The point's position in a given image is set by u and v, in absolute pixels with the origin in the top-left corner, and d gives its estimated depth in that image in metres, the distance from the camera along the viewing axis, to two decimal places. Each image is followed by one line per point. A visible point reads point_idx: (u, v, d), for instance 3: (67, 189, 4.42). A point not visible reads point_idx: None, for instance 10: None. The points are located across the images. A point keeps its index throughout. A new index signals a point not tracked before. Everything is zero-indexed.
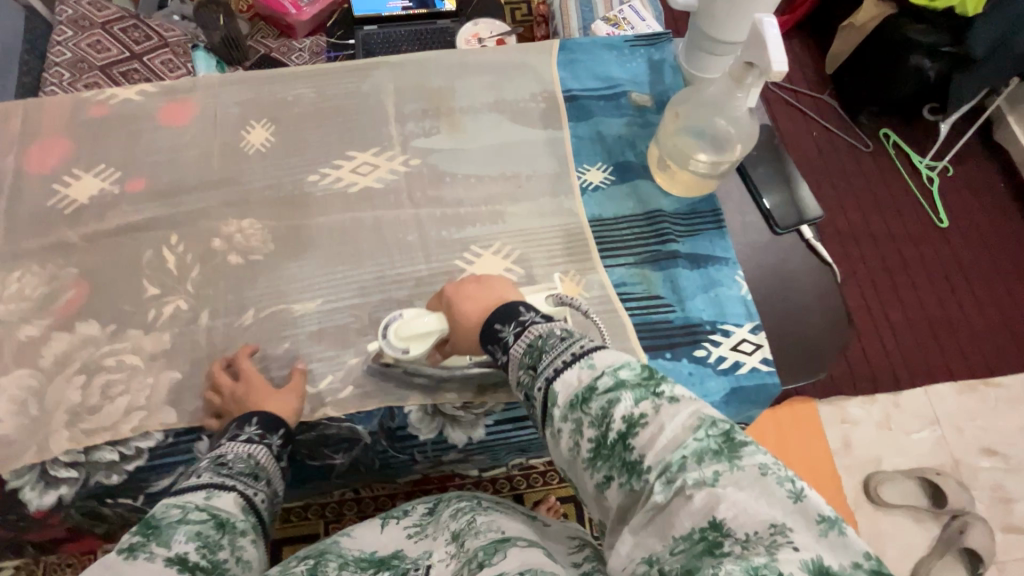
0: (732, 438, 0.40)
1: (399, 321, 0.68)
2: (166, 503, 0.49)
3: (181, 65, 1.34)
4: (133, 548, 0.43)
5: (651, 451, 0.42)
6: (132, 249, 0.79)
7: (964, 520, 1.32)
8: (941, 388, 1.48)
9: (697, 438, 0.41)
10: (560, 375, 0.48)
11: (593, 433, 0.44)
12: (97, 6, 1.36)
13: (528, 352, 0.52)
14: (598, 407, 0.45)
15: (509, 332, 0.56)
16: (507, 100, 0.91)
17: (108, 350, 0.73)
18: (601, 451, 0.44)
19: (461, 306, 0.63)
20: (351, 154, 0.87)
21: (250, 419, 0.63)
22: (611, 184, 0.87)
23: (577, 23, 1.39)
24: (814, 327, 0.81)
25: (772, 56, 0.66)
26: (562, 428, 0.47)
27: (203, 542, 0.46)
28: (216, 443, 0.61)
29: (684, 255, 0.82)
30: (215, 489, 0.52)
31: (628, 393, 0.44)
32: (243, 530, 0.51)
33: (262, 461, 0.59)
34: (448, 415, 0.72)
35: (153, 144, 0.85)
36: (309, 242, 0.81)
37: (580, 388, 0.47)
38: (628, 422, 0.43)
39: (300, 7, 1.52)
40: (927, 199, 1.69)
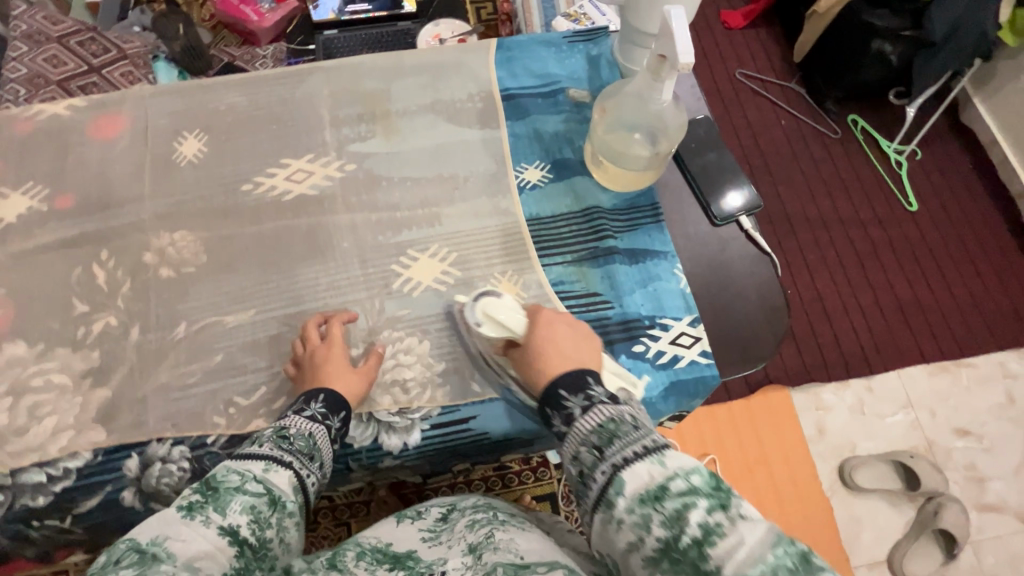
0: (809, 561, 0.42)
1: (492, 297, 0.71)
2: (231, 467, 0.57)
3: (140, 78, 1.32)
4: (192, 508, 0.51)
5: (729, 563, 0.42)
6: (61, 266, 0.78)
7: (938, 502, 1.33)
8: (912, 371, 1.49)
9: (777, 555, 0.42)
10: (629, 465, 0.50)
11: (664, 533, 0.45)
12: (53, 20, 1.34)
13: (596, 433, 0.54)
14: (672, 507, 0.46)
15: (575, 404, 0.58)
16: (443, 101, 0.91)
17: (36, 370, 0.72)
18: (669, 553, 0.45)
19: (542, 341, 0.66)
20: (286, 161, 0.86)
21: (318, 395, 0.66)
22: (549, 182, 0.86)
23: (539, 21, 1.40)
24: (757, 317, 0.81)
25: (677, 46, 0.65)
26: (625, 519, 0.48)
27: (254, 517, 0.53)
28: (287, 410, 0.66)
29: (622, 251, 0.82)
30: (274, 463, 0.59)
31: (704, 500, 0.46)
32: (290, 511, 0.57)
33: (320, 441, 0.64)
34: (383, 422, 0.72)
35: (82, 158, 0.84)
36: (243, 252, 0.80)
37: (651, 484, 0.48)
38: (703, 529, 0.44)
39: (262, 13, 1.50)
40: (894, 181, 1.69)
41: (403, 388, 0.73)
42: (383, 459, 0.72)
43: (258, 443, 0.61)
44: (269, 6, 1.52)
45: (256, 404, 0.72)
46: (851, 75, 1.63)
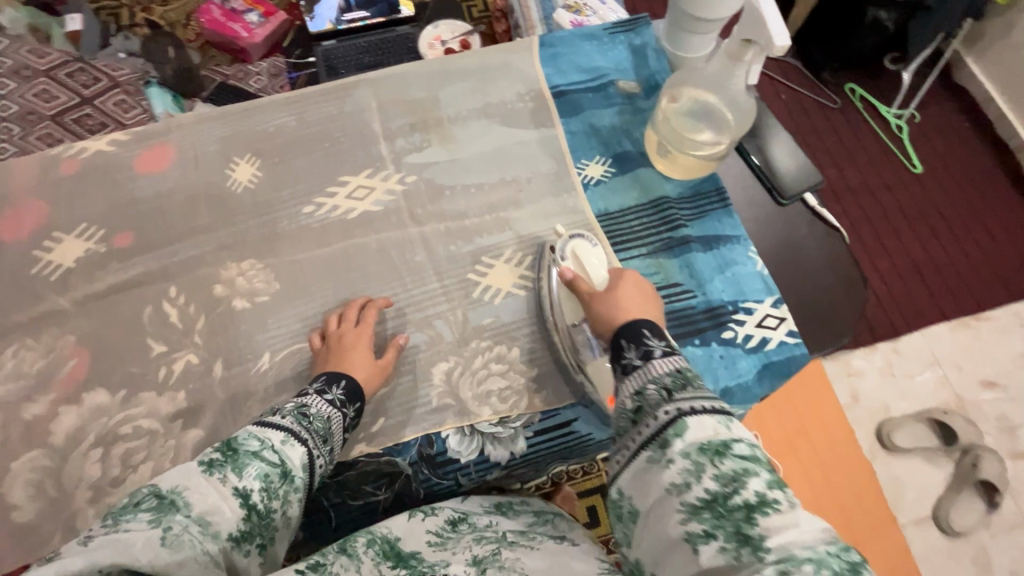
0: (859, 572, 0.39)
1: (585, 241, 0.74)
2: (253, 431, 0.57)
3: (135, 104, 1.28)
4: (212, 465, 0.51)
5: (774, 536, 0.42)
6: (130, 308, 0.75)
7: (975, 455, 1.37)
8: (936, 329, 1.51)
9: (827, 551, 0.41)
10: (697, 415, 0.49)
11: (715, 487, 0.45)
12: (38, 53, 1.27)
13: (671, 377, 0.53)
14: (730, 468, 0.46)
15: (657, 345, 0.57)
16: (494, 103, 0.89)
17: (123, 417, 0.70)
18: (714, 507, 0.45)
19: (624, 290, 0.67)
20: (344, 179, 0.84)
21: (340, 380, 0.66)
22: (613, 176, 0.85)
23: (538, 16, 1.30)
24: (829, 292, 0.81)
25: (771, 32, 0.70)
26: (676, 461, 0.48)
27: (266, 484, 0.53)
28: (308, 388, 0.66)
29: (696, 239, 0.82)
30: (293, 437, 0.58)
31: (766, 473, 0.46)
32: (298, 487, 0.56)
33: (335, 427, 0.63)
34: (487, 434, 0.71)
35: (134, 195, 0.81)
36: (316, 277, 0.78)
37: (714, 438, 0.48)
38: (758, 498, 0.44)
39: (251, 29, 1.48)
40: (896, 145, 1.72)
41: (499, 398, 0.72)
42: (490, 471, 0.71)
43: (279, 413, 0.60)
44: (257, 22, 1.50)
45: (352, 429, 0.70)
46: (848, 42, 1.66)
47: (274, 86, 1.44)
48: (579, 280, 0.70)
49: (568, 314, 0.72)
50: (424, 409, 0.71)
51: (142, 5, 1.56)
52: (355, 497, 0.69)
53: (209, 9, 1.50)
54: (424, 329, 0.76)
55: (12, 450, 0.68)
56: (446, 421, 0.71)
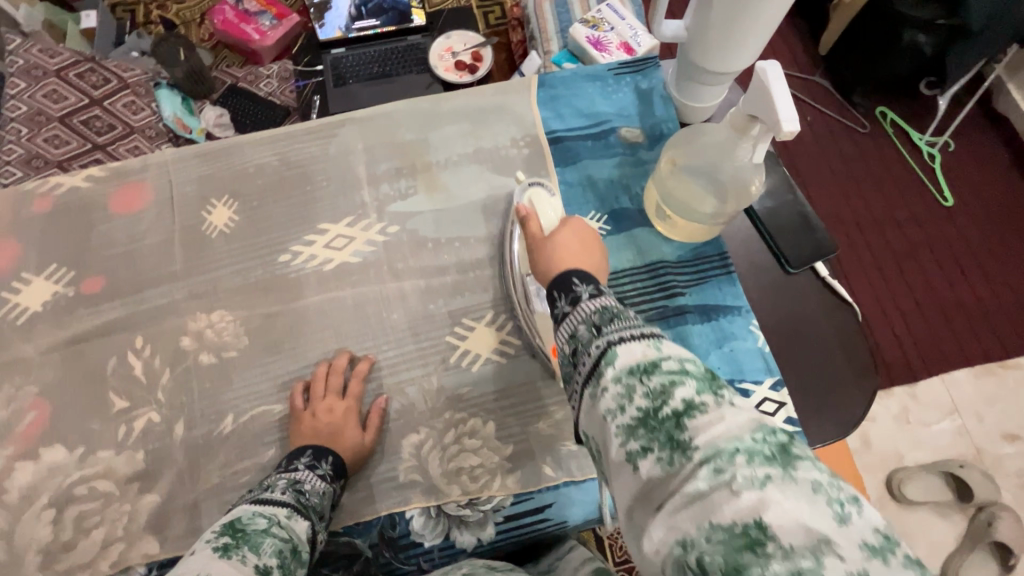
0: (789, 451, 0.35)
1: (542, 192, 0.74)
2: (256, 510, 0.56)
3: (144, 106, 1.22)
4: (227, 549, 0.50)
5: (703, 435, 0.36)
6: (95, 359, 0.72)
7: (991, 512, 1.27)
8: (957, 375, 1.42)
9: (755, 440, 0.36)
10: (624, 342, 0.44)
11: (645, 403, 0.40)
12: (49, 52, 1.18)
13: (597, 314, 0.48)
14: (658, 382, 0.40)
15: (584, 290, 0.51)
16: (486, 148, 0.84)
17: (78, 477, 0.67)
18: (647, 422, 0.39)
19: (563, 238, 0.64)
20: (323, 227, 0.80)
21: (328, 456, 0.65)
22: (607, 234, 0.80)
23: (555, 28, 1.23)
24: (835, 368, 0.75)
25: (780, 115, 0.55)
26: (608, 388, 0.42)
27: (282, 561, 0.51)
28: (297, 461, 0.64)
29: (693, 308, 0.76)
30: (295, 511, 0.58)
31: (695, 380, 0.40)
32: (305, 561, 0.55)
33: (330, 501, 0.63)
34: (453, 517, 0.67)
35: (106, 236, 0.78)
36: (288, 332, 0.75)
37: (643, 359, 0.42)
38: (686, 403, 0.38)
39: (263, 32, 1.45)
40: (927, 175, 1.61)
41: (470, 476, 0.68)
42: (456, 559, 0.66)
43: (274, 489, 0.60)
44: (269, 24, 1.46)
45: None
46: (882, 67, 1.54)
47: (280, 92, 1.40)
48: (530, 219, 0.67)
49: (521, 265, 0.73)
50: (389, 486, 0.68)
51: (158, 3, 1.53)
52: None
53: (222, 9, 1.47)
54: (396, 396, 0.72)
55: None
56: (412, 500, 0.67)
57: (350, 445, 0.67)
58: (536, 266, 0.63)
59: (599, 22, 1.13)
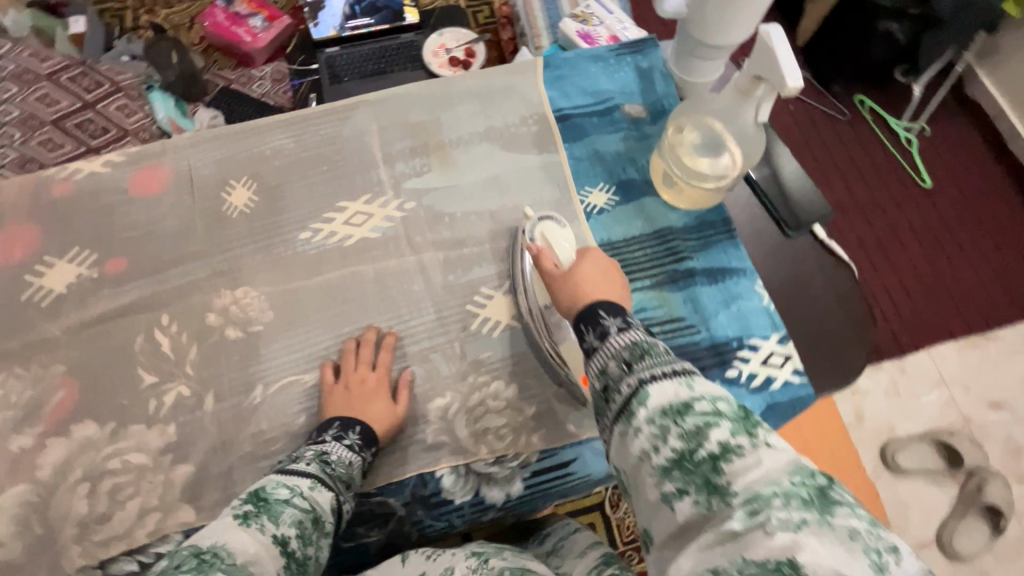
0: (828, 495, 0.37)
1: (553, 224, 0.76)
2: (280, 481, 0.59)
3: (138, 109, 1.21)
4: (247, 517, 0.53)
5: (740, 480, 0.38)
6: (122, 337, 0.74)
7: (981, 478, 1.35)
8: (942, 348, 1.48)
9: (792, 482, 0.37)
10: (657, 381, 0.46)
11: (679, 444, 0.41)
12: (40, 56, 1.18)
13: (628, 350, 0.50)
14: (692, 423, 0.42)
15: (612, 323, 0.54)
16: (497, 127, 0.87)
17: (111, 451, 0.68)
18: (682, 464, 0.41)
19: (586, 270, 0.65)
20: (342, 205, 0.82)
21: (355, 425, 0.66)
22: (616, 205, 0.83)
23: (544, 23, 1.28)
24: (838, 325, 0.79)
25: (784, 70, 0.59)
26: (641, 428, 0.44)
27: (301, 531, 0.54)
28: (325, 433, 0.66)
29: (701, 271, 0.79)
30: (320, 482, 0.60)
31: (730, 422, 0.41)
32: (326, 532, 0.58)
33: (357, 472, 0.64)
34: (482, 474, 0.69)
35: (127, 219, 0.80)
36: (311, 306, 0.77)
37: (676, 399, 0.44)
38: (721, 446, 0.40)
39: (256, 34, 1.47)
40: (905, 159, 1.68)
41: (497, 436, 0.71)
42: (486, 513, 0.69)
43: (302, 460, 0.62)
44: (261, 26, 1.48)
45: None
46: (860, 54, 1.61)
47: (279, 92, 1.41)
48: (543, 255, 0.69)
49: (537, 295, 0.73)
50: (420, 448, 0.70)
51: (146, 7, 1.54)
52: (345, 539, 0.66)
53: (212, 12, 1.49)
54: (421, 363, 0.74)
55: None
56: (442, 460, 0.69)
57: (381, 415, 0.69)
58: (559, 296, 0.65)
59: (588, 16, 1.17)
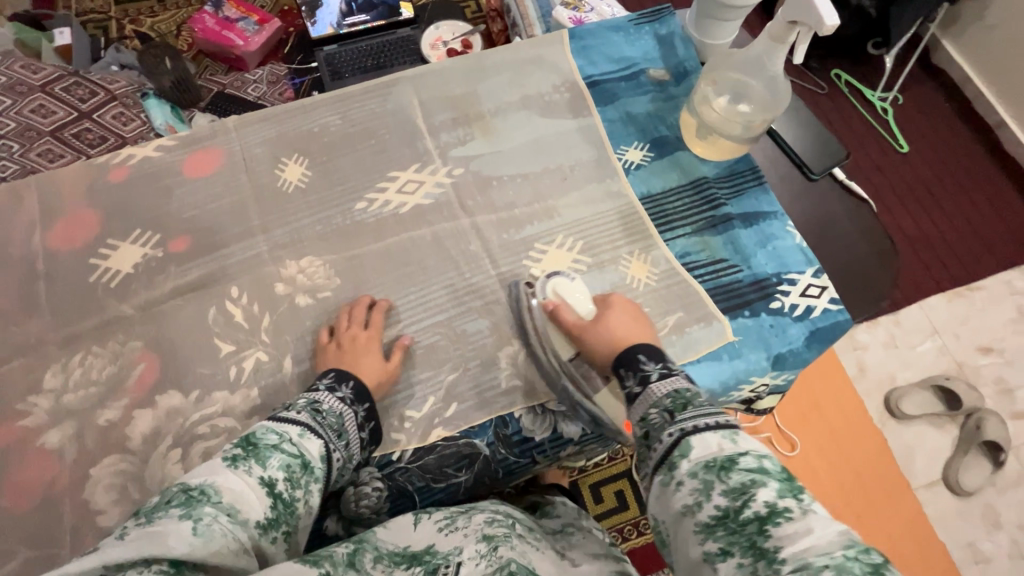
0: (882, 573, 0.38)
1: (563, 279, 0.77)
2: (270, 427, 0.58)
3: (133, 117, 1.19)
4: (235, 460, 0.53)
5: (789, 546, 0.42)
6: (195, 310, 0.75)
7: (978, 417, 1.34)
8: (931, 300, 1.50)
9: (846, 556, 0.40)
10: (700, 434, 0.52)
11: (725, 502, 0.46)
12: (32, 69, 1.16)
13: (671, 400, 0.57)
14: (737, 480, 0.47)
15: (654, 370, 0.62)
16: (532, 95, 0.92)
17: (199, 417, 0.70)
18: (726, 523, 0.45)
19: (614, 317, 0.71)
20: (393, 175, 0.85)
21: (348, 380, 0.67)
22: (652, 160, 0.89)
23: (536, 14, 1.28)
24: (861, 257, 0.86)
25: (821, 12, 0.68)
26: (686, 482, 0.49)
27: (288, 475, 0.55)
28: (319, 383, 0.66)
29: (737, 216, 0.85)
30: (310, 431, 0.60)
31: (774, 483, 0.46)
32: (317, 478, 0.58)
33: (348, 423, 0.64)
34: (558, 412, 0.73)
35: (185, 200, 0.82)
36: (375, 270, 0.80)
37: (720, 454, 0.50)
38: (769, 508, 0.44)
39: (247, 37, 1.45)
40: (881, 126, 1.71)
41: None
42: (564, 447, 0.74)
43: (293, 409, 0.62)
44: (252, 29, 1.47)
45: (429, 414, 0.72)
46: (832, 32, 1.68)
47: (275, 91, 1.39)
48: (563, 312, 0.73)
49: (560, 349, 0.73)
50: (498, 392, 0.73)
51: (131, 18, 1.53)
52: (436, 482, 0.70)
53: (201, 18, 1.47)
54: (487, 314, 0.77)
55: (90, 456, 0.68)
56: (518, 402, 0.73)
57: (374, 368, 0.70)
58: (593, 347, 0.70)
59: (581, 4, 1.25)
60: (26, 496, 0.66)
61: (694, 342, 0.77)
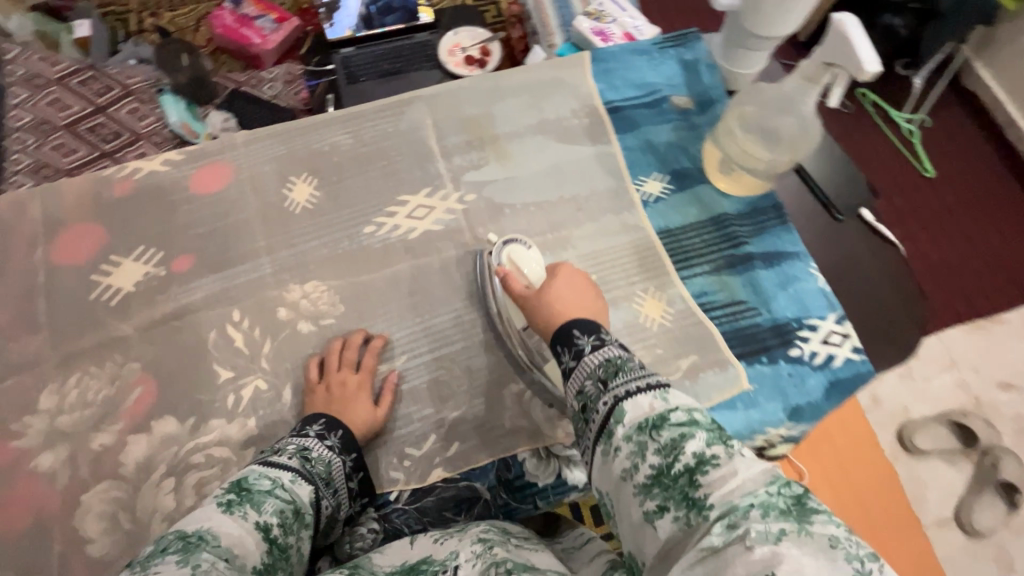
0: (803, 503, 0.39)
1: (520, 246, 0.74)
2: (262, 471, 0.57)
3: (148, 112, 1.18)
4: (230, 505, 0.51)
5: (717, 492, 0.41)
6: (196, 333, 0.74)
7: (994, 455, 1.31)
8: (951, 332, 1.44)
9: (768, 492, 0.40)
10: (632, 397, 0.49)
11: (658, 460, 0.45)
12: (51, 61, 1.16)
13: (602, 367, 0.53)
14: (668, 437, 0.45)
15: (587, 341, 0.56)
16: (549, 120, 0.89)
17: (194, 445, 0.69)
18: (661, 480, 0.44)
19: (558, 286, 0.66)
20: (403, 199, 0.83)
21: (338, 429, 0.65)
22: (672, 192, 0.86)
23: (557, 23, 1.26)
24: (886, 301, 0.82)
25: (863, 57, 0.67)
26: (622, 446, 0.47)
27: (283, 521, 0.53)
28: (308, 429, 0.65)
29: (758, 256, 0.82)
30: (301, 476, 0.58)
31: (704, 432, 0.45)
32: (307, 524, 0.56)
33: (337, 472, 0.62)
34: (562, 457, 0.71)
35: (190, 217, 0.80)
36: (380, 297, 0.77)
37: (651, 414, 0.47)
38: (698, 458, 0.43)
39: (264, 35, 1.42)
40: (906, 149, 1.64)
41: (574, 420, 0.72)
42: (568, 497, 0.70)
43: (281, 453, 0.60)
44: (270, 27, 1.44)
45: (429, 453, 0.70)
46: None
47: (293, 94, 1.36)
48: (512, 279, 0.69)
49: (514, 319, 0.72)
50: (499, 431, 0.71)
51: (150, 10, 1.47)
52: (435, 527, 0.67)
53: (220, 14, 1.43)
54: (495, 350, 0.75)
55: (82, 481, 0.67)
56: (522, 444, 0.71)
57: (360, 418, 0.68)
58: (533, 318, 0.65)
59: (602, 14, 1.15)
60: (16, 520, 0.65)
61: (708, 389, 0.74)
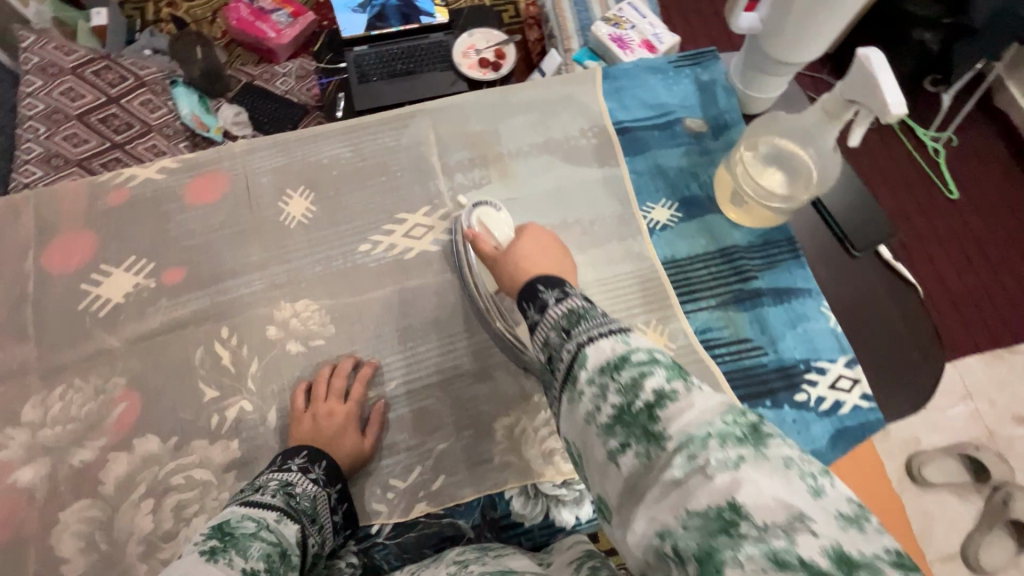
0: (759, 430, 0.36)
1: (491, 209, 0.74)
2: (245, 513, 0.53)
3: (161, 104, 1.16)
4: (214, 551, 0.46)
5: (676, 423, 0.37)
6: (182, 349, 0.72)
7: (1006, 492, 1.25)
8: (968, 362, 1.38)
9: (725, 421, 0.36)
10: (592, 342, 0.43)
11: (618, 400, 0.40)
12: (65, 49, 1.13)
13: (564, 317, 0.47)
14: (629, 375, 0.40)
15: (551, 296, 0.50)
16: (556, 139, 0.86)
17: (174, 466, 0.67)
18: (623, 418, 0.39)
19: (523, 246, 0.65)
20: (401, 217, 0.81)
21: (322, 459, 0.63)
22: (680, 221, 0.82)
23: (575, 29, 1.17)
24: (901, 342, 0.77)
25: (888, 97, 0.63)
26: (584, 391, 0.42)
27: (270, 564, 0.49)
28: (291, 462, 0.63)
29: (767, 292, 0.78)
30: (285, 514, 0.55)
31: (663, 368, 0.40)
32: (293, 567, 0.52)
33: (321, 507, 0.60)
34: (550, 497, 0.68)
35: (183, 227, 0.78)
36: (373, 319, 0.75)
37: (611, 355, 0.42)
38: (657, 395, 0.39)
39: (279, 29, 1.33)
40: (932, 169, 1.56)
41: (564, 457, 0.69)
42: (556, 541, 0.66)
43: (263, 491, 0.57)
44: (284, 21, 1.34)
45: (414, 485, 0.68)
46: None
47: (304, 91, 1.32)
48: (480, 239, 0.69)
49: (486, 285, 0.73)
50: (486, 465, 0.69)
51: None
52: None
53: (236, 6, 1.35)
54: (486, 379, 0.72)
55: (60, 498, 0.65)
56: (509, 480, 0.68)
57: (346, 445, 0.66)
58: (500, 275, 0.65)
59: (620, 20, 1.09)
60: None
61: None
